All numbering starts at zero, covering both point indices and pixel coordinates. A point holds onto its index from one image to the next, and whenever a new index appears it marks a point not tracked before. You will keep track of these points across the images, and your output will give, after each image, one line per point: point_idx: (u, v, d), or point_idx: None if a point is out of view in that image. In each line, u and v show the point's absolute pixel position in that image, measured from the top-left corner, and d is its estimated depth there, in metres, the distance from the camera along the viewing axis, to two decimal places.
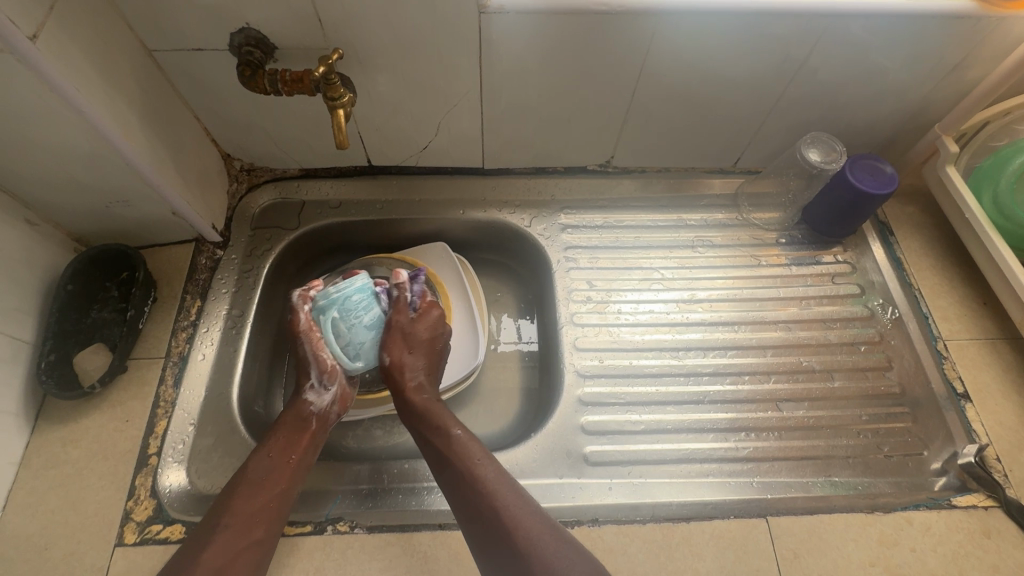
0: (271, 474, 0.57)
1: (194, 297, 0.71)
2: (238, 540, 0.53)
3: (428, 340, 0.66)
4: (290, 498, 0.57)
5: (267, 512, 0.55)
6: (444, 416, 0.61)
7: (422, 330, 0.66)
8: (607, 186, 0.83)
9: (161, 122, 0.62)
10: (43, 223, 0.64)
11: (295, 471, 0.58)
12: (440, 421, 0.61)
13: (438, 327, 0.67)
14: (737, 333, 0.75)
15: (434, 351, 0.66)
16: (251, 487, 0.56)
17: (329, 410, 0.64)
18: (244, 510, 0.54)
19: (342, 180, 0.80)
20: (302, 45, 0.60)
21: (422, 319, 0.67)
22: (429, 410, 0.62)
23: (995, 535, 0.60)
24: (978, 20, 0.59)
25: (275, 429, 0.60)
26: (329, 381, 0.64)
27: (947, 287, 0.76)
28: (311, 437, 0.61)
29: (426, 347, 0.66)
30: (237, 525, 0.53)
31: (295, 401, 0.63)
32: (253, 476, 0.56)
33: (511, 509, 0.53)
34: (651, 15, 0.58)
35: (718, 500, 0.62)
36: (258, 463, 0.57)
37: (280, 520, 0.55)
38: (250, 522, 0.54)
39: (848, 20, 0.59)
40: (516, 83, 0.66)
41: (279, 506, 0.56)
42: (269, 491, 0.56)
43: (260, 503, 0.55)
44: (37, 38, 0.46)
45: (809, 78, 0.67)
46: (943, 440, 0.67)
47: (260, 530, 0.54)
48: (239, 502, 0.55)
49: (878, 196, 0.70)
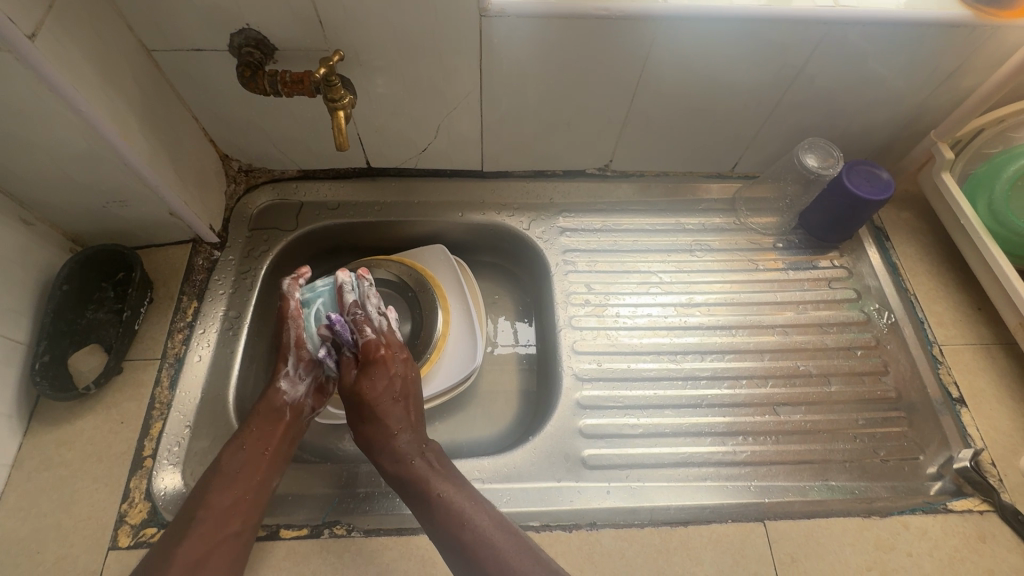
0: (246, 467, 0.56)
1: (190, 298, 0.71)
2: (214, 534, 0.52)
3: (382, 391, 0.62)
4: (265, 491, 0.57)
5: (242, 505, 0.55)
6: (423, 476, 0.58)
7: (375, 384, 0.62)
8: (605, 190, 0.83)
9: (160, 122, 0.62)
10: (39, 223, 0.63)
11: (270, 464, 0.58)
12: (421, 483, 0.57)
13: (382, 373, 0.62)
14: (735, 337, 0.75)
15: (394, 398, 0.62)
16: (226, 480, 0.55)
17: (303, 401, 0.63)
18: (219, 504, 0.54)
19: (341, 182, 0.80)
20: (302, 46, 0.60)
21: (364, 374, 0.62)
22: (408, 473, 0.58)
23: (991, 539, 0.60)
24: (973, 29, 0.60)
25: (249, 421, 0.60)
26: (303, 371, 0.63)
27: (942, 292, 0.77)
28: (286, 428, 0.60)
29: (381, 401, 0.61)
30: (212, 519, 0.53)
31: (269, 390, 0.61)
32: (227, 470, 0.56)
33: (518, 566, 0.52)
34: (651, 20, 0.58)
35: (716, 504, 0.62)
36: (232, 455, 0.57)
37: (257, 512, 0.55)
38: (225, 515, 0.53)
39: (845, 28, 0.60)
40: (516, 86, 0.66)
41: (254, 499, 0.55)
42: (244, 484, 0.56)
43: (234, 496, 0.55)
44: (36, 37, 0.45)
45: (806, 84, 0.67)
46: (939, 444, 0.67)
47: (236, 523, 0.54)
48: (213, 497, 0.54)
49: (872, 202, 0.71)
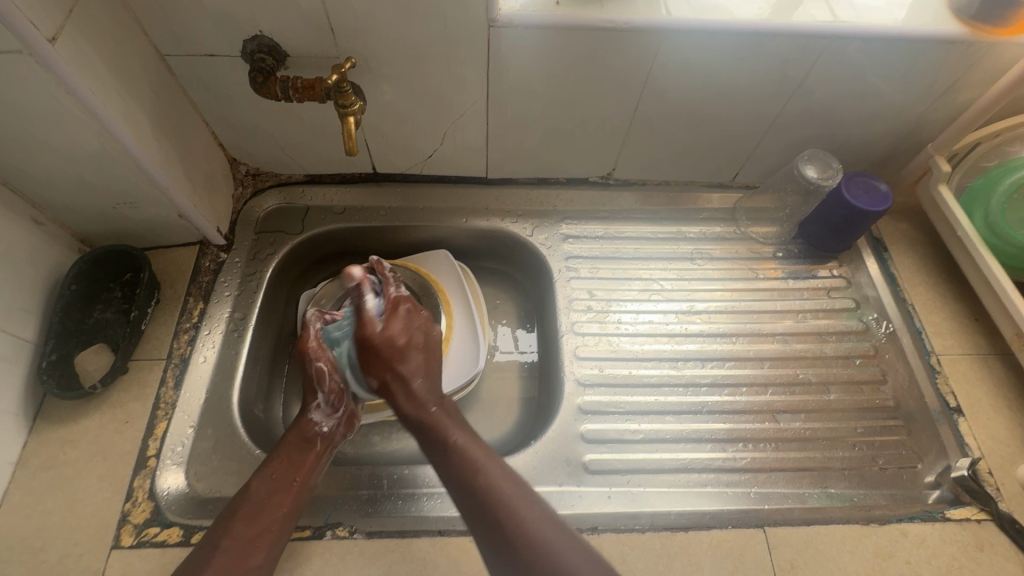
0: (272, 499, 0.55)
1: (197, 299, 0.71)
2: (237, 564, 0.51)
3: (409, 339, 0.61)
4: (291, 521, 0.55)
5: (267, 537, 0.54)
6: (443, 422, 0.59)
7: (396, 334, 0.61)
8: (607, 198, 0.84)
9: (172, 127, 0.63)
10: (49, 223, 0.64)
11: (297, 494, 0.57)
12: (439, 432, 0.58)
13: (409, 323, 0.62)
14: (735, 345, 0.76)
15: (419, 350, 0.62)
16: (252, 510, 0.54)
17: (335, 431, 0.62)
18: (244, 534, 0.53)
19: (347, 186, 0.81)
20: (314, 53, 0.61)
21: (393, 321, 0.62)
22: (426, 418, 0.59)
23: (988, 548, 0.60)
24: (969, 46, 0.61)
25: (279, 448, 0.59)
26: (336, 403, 0.63)
27: (939, 303, 0.78)
28: (315, 459, 0.59)
29: (405, 347, 0.61)
30: (235, 550, 0.52)
31: (300, 419, 0.61)
32: (254, 498, 0.55)
33: (534, 531, 0.51)
34: (655, 32, 0.59)
35: (716, 510, 0.63)
36: (260, 484, 0.56)
37: (280, 544, 0.54)
38: (248, 547, 0.52)
39: (845, 43, 0.61)
40: (522, 96, 0.67)
41: (281, 530, 0.54)
42: (269, 515, 0.54)
43: (258, 528, 0.53)
44: (56, 41, 0.47)
45: (806, 97, 0.68)
46: (936, 453, 0.68)
47: (259, 555, 0.53)
48: (238, 526, 0.53)
49: (872, 214, 0.72)
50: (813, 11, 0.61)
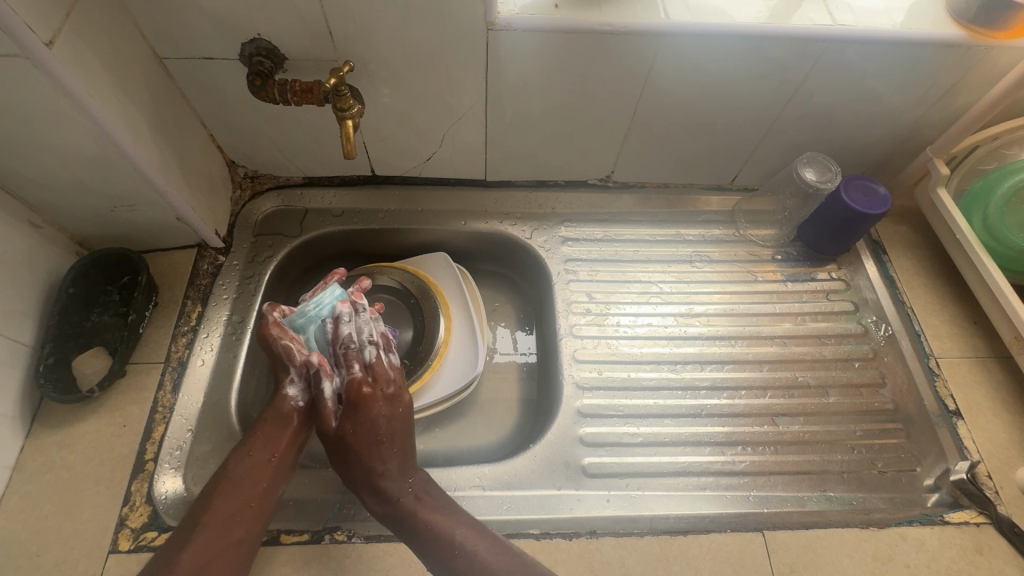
0: (251, 475, 0.56)
1: (195, 302, 0.71)
2: (218, 540, 0.52)
3: (366, 433, 0.57)
4: (271, 496, 0.56)
5: (247, 513, 0.54)
6: (412, 507, 0.56)
7: (349, 430, 0.58)
8: (606, 201, 0.84)
9: (170, 130, 0.63)
10: (47, 226, 0.64)
11: (275, 471, 0.57)
12: (411, 518, 0.55)
13: (366, 418, 0.58)
14: (734, 348, 0.76)
15: (378, 439, 0.58)
16: (231, 486, 0.55)
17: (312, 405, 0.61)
18: (223, 511, 0.53)
19: (346, 189, 0.80)
20: (312, 56, 0.61)
21: (346, 419, 0.58)
22: (396, 510, 0.56)
23: (987, 551, 0.60)
24: (968, 49, 0.61)
25: (257, 426, 0.59)
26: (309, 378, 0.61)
27: (938, 306, 0.78)
28: (294, 433, 0.59)
29: (365, 443, 0.57)
30: (217, 526, 0.52)
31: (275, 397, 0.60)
32: (233, 475, 0.55)
33: None
34: (652, 36, 0.59)
35: (715, 514, 0.63)
36: (238, 462, 0.56)
37: (261, 520, 0.55)
38: (230, 522, 0.53)
39: (844, 46, 0.61)
40: (521, 99, 0.67)
41: (261, 505, 0.55)
42: (249, 491, 0.55)
43: (239, 504, 0.54)
44: (53, 45, 0.47)
45: (805, 100, 0.68)
46: (936, 457, 0.68)
47: (241, 530, 0.53)
48: (219, 503, 0.54)
49: (870, 216, 0.72)
50: (812, 15, 0.61)
